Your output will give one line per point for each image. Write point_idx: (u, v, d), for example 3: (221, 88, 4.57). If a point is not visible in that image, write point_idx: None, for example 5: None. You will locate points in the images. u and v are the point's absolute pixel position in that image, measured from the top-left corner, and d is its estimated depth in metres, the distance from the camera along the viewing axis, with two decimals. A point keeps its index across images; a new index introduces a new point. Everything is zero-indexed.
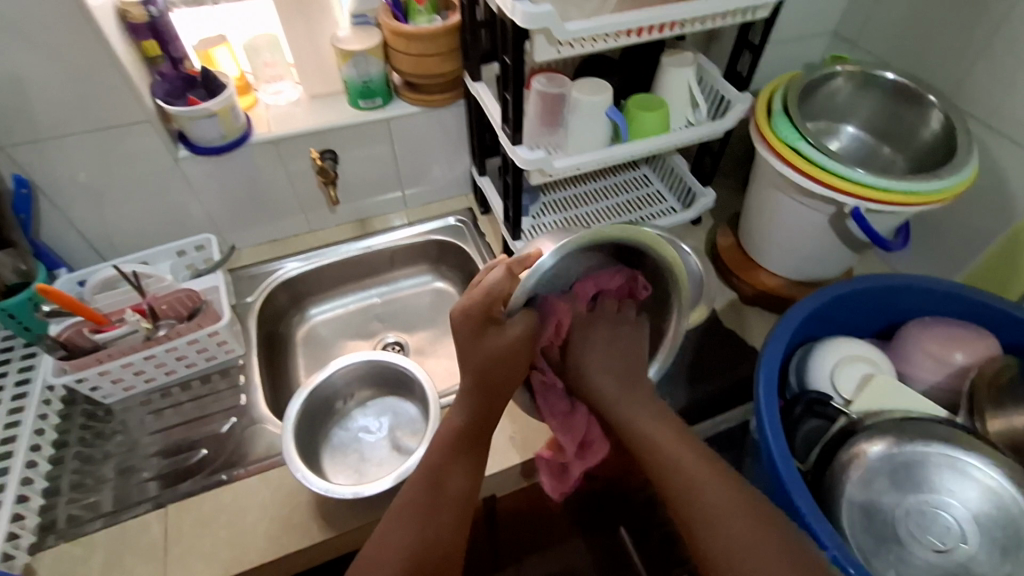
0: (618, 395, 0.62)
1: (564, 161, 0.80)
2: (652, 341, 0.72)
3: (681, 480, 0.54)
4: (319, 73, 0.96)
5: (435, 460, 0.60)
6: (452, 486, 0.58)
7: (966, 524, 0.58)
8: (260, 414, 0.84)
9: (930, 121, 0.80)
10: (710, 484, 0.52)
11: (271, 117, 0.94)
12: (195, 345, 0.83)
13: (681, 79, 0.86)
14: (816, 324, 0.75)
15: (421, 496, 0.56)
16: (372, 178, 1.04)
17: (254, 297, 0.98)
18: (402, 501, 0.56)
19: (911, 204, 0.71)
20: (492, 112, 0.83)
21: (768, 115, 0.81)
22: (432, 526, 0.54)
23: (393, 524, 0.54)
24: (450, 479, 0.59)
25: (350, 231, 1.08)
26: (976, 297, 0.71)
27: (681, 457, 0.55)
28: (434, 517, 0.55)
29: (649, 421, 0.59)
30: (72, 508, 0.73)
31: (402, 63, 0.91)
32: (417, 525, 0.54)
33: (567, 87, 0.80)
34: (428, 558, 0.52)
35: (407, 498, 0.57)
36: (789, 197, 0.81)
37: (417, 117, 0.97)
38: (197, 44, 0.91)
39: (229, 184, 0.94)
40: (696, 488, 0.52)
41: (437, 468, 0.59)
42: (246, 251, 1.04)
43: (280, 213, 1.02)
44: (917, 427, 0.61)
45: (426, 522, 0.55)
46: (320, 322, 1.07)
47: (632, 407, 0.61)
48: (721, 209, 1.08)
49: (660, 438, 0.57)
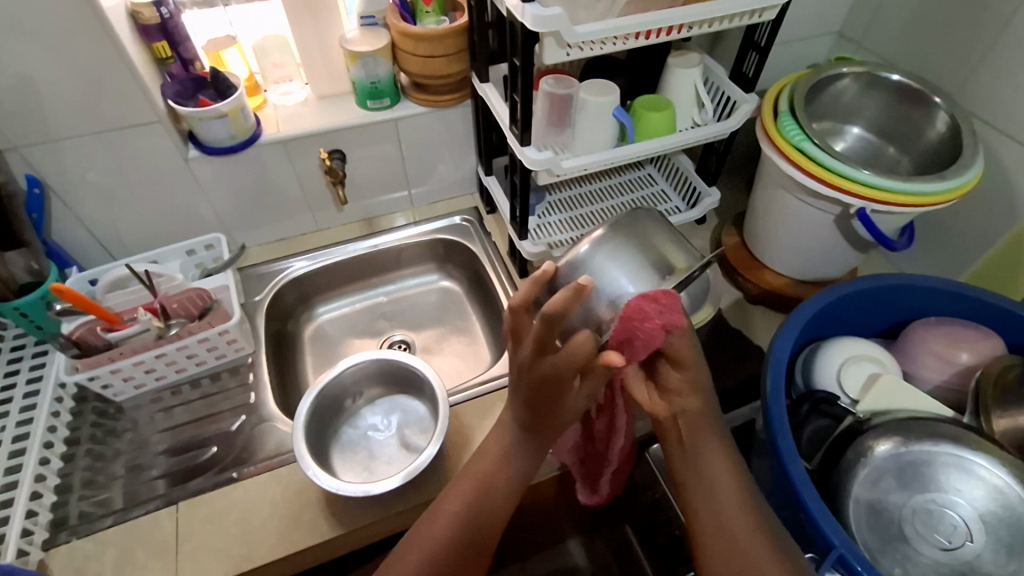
0: (696, 428, 0.59)
1: (572, 161, 0.80)
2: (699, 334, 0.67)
3: (720, 532, 0.55)
4: (327, 73, 0.96)
5: (489, 462, 0.61)
6: (505, 487, 0.61)
7: (972, 523, 0.58)
8: (270, 412, 0.85)
9: (935, 123, 0.81)
10: (753, 547, 0.53)
11: (280, 117, 0.95)
12: (205, 343, 0.84)
13: (687, 80, 0.86)
14: (822, 324, 0.75)
15: (471, 494, 0.59)
16: (380, 177, 1.04)
17: (262, 295, 0.99)
18: (448, 498, 0.60)
19: (917, 205, 0.72)
20: (500, 113, 0.84)
21: (775, 116, 0.81)
22: (475, 524, 0.58)
23: (436, 518, 0.58)
24: (497, 482, 0.61)
25: (357, 230, 1.09)
26: (982, 298, 0.71)
27: (727, 495, 0.57)
28: (481, 515, 0.59)
29: (720, 472, 0.58)
30: (84, 504, 0.74)
31: (410, 64, 0.91)
32: (463, 523, 0.58)
33: (575, 88, 0.81)
34: (461, 555, 0.57)
35: (459, 497, 0.59)
36: (795, 197, 0.82)
37: (424, 118, 0.98)
38: (206, 45, 0.91)
39: (237, 183, 0.94)
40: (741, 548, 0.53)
41: (495, 466, 0.61)
42: (254, 250, 1.05)
43: (288, 213, 1.02)
44: (922, 427, 0.62)
45: (469, 520, 0.58)
46: (327, 321, 1.08)
47: (704, 446, 0.59)
48: (726, 209, 1.09)
49: (722, 490, 0.57)
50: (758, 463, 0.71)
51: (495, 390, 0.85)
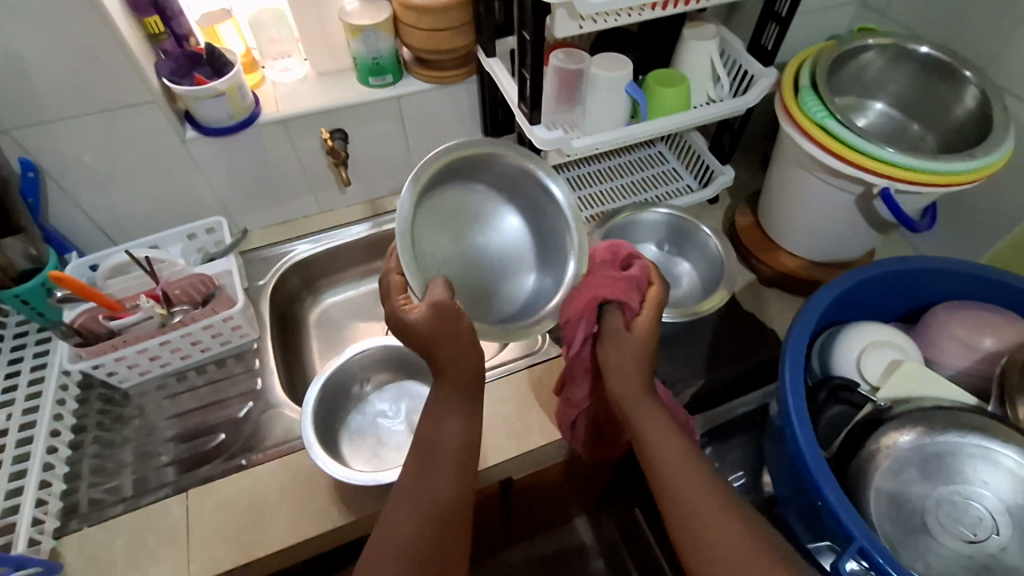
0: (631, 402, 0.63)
1: (583, 140, 0.78)
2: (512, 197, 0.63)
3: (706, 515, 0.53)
4: (327, 49, 0.92)
5: (435, 424, 0.60)
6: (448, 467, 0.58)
7: (999, 516, 0.54)
8: (277, 398, 0.84)
9: (964, 98, 0.76)
10: (699, 506, 0.53)
11: (279, 96, 0.91)
12: (210, 330, 0.82)
13: (703, 53, 0.83)
14: (843, 306, 0.73)
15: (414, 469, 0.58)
16: (383, 158, 1.01)
17: (266, 279, 0.97)
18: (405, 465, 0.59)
19: (941, 184, 0.69)
20: (508, 90, 0.81)
21: (795, 91, 0.78)
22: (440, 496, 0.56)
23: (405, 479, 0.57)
24: (445, 440, 0.59)
25: (361, 212, 1.07)
26: (1009, 281, 0.68)
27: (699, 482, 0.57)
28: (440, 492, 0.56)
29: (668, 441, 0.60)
30: (94, 492, 0.74)
31: (413, 38, 0.87)
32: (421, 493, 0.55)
33: (586, 62, 0.78)
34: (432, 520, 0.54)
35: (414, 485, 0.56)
36: (814, 176, 0.79)
37: (428, 95, 0.95)
38: (200, 20, 0.87)
39: (237, 165, 0.92)
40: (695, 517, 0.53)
41: (429, 435, 0.60)
42: (255, 233, 1.03)
43: (290, 194, 1.00)
44: (947, 417, 0.57)
45: (437, 492, 0.56)
46: (332, 305, 1.07)
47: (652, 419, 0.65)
48: (740, 188, 1.06)
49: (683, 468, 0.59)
50: (773, 450, 0.71)
51: (530, 367, 0.84)
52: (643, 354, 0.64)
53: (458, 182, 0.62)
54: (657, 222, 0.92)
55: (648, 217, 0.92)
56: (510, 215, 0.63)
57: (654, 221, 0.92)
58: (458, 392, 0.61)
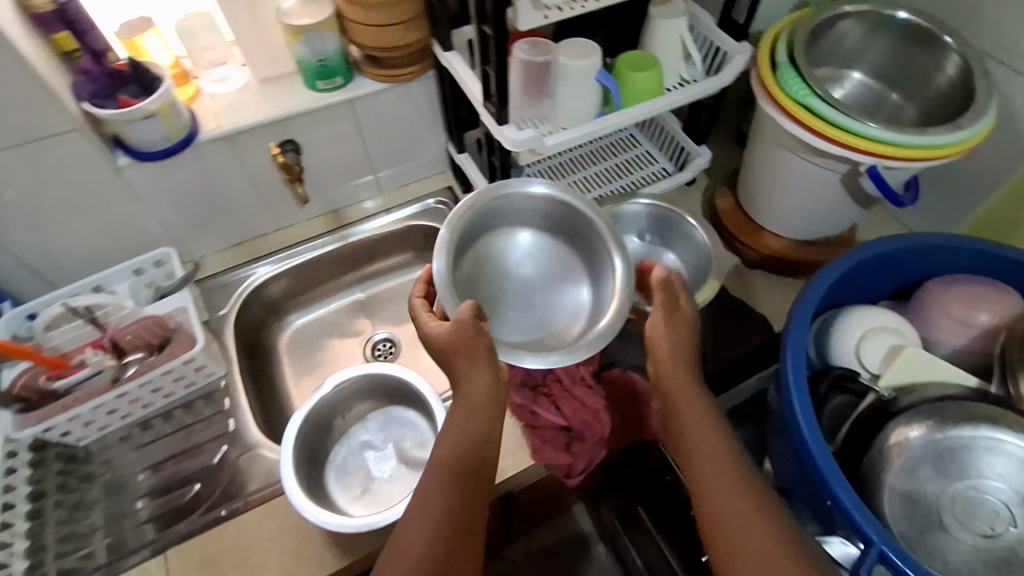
0: (681, 391, 0.59)
1: (556, 137, 0.73)
2: (554, 225, 0.67)
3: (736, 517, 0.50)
4: (267, 53, 0.84)
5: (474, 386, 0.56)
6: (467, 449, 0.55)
7: (1015, 508, 0.53)
8: (254, 438, 0.79)
9: (944, 66, 0.74)
10: (733, 519, 0.50)
11: (218, 109, 0.83)
12: (171, 375, 0.76)
13: (674, 32, 0.78)
14: (836, 291, 0.71)
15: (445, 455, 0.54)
16: (340, 166, 0.95)
17: (228, 308, 0.90)
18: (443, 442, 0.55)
19: (928, 160, 0.66)
20: (470, 87, 0.74)
21: (773, 68, 0.74)
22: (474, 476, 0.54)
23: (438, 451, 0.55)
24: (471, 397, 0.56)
25: (324, 224, 1.00)
26: (1001, 252, 0.67)
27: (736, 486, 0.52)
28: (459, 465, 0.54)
29: (707, 437, 0.55)
30: (63, 564, 0.68)
31: (362, 36, 0.80)
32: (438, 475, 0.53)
33: (552, 52, 0.72)
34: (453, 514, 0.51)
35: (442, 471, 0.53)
36: (797, 156, 0.76)
37: (385, 95, 0.88)
38: (119, 31, 0.77)
39: (181, 189, 0.84)
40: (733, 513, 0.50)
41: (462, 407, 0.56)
42: (210, 259, 0.96)
43: (245, 214, 0.93)
44: (956, 409, 0.56)
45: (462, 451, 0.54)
46: (303, 326, 1.00)
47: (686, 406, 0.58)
48: (717, 168, 1.03)
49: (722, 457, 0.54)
50: (778, 445, 0.69)
51: None
52: (683, 343, 0.61)
53: (501, 219, 0.66)
54: (638, 212, 0.88)
55: (628, 205, 0.87)
56: (533, 238, 0.67)
57: (635, 211, 0.88)
58: (486, 385, 0.57)
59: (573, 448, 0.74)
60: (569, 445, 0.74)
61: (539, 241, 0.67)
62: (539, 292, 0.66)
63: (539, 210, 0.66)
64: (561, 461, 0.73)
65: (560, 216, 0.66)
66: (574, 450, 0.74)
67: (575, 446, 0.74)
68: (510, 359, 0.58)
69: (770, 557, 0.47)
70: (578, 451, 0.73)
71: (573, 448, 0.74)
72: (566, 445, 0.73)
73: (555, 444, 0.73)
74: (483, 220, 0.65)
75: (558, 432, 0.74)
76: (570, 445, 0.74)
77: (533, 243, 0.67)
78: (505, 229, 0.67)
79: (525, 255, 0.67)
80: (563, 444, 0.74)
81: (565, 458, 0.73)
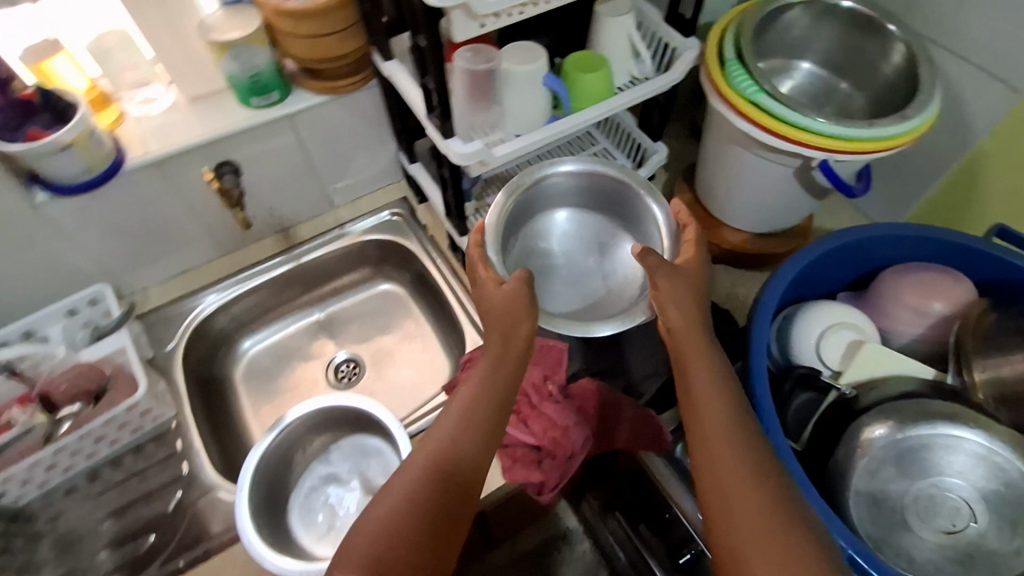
0: (689, 345, 0.56)
1: (505, 147, 0.71)
2: (595, 199, 0.71)
3: (731, 487, 0.49)
4: (194, 70, 0.78)
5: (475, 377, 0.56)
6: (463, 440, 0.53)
7: (974, 503, 0.55)
8: (211, 480, 0.75)
9: (889, 55, 0.74)
10: (728, 490, 0.49)
11: (144, 133, 0.77)
12: (114, 422, 0.71)
13: (620, 30, 0.75)
14: (795, 286, 0.71)
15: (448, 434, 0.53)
16: (285, 183, 0.90)
17: (175, 342, 0.85)
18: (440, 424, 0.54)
19: (877, 151, 0.66)
20: (412, 98, 0.71)
21: (721, 65, 0.73)
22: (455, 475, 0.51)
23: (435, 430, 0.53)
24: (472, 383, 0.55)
25: (273, 245, 0.95)
26: (952, 240, 0.67)
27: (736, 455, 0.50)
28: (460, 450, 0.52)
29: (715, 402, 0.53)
30: None
31: (295, 48, 0.75)
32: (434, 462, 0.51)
33: (495, 59, 0.70)
34: (435, 495, 0.50)
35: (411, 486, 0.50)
36: (750, 152, 0.75)
37: (326, 108, 0.83)
38: (24, 57, 0.71)
39: (111, 220, 0.78)
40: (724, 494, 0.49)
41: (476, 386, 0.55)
42: (152, 290, 0.90)
43: (187, 240, 0.87)
44: (914, 407, 0.57)
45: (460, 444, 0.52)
46: (259, 352, 0.96)
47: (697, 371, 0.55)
48: (674, 163, 1.02)
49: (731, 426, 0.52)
50: None
51: None
52: (694, 310, 0.58)
53: (543, 201, 0.71)
54: None
55: None
56: (571, 215, 0.71)
57: None
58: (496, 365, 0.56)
59: (543, 464, 0.72)
60: (537, 460, 0.72)
61: (577, 216, 0.71)
62: (588, 263, 0.70)
63: (576, 188, 0.70)
64: (530, 477, 0.72)
65: (596, 190, 0.70)
66: (543, 467, 0.72)
67: (542, 461, 0.72)
68: (580, 329, 0.61)
69: (760, 535, 0.46)
70: (545, 467, 0.71)
71: (541, 465, 0.72)
72: (533, 461, 0.72)
73: (523, 462, 0.72)
74: (525, 205, 0.70)
75: (525, 449, 0.73)
76: (538, 461, 0.72)
77: (575, 219, 0.71)
78: (547, 211, 0.71)
79: (569, 232, 0.71)
80: (532, 460, 0.72)
81: (534, 474, 0.72)
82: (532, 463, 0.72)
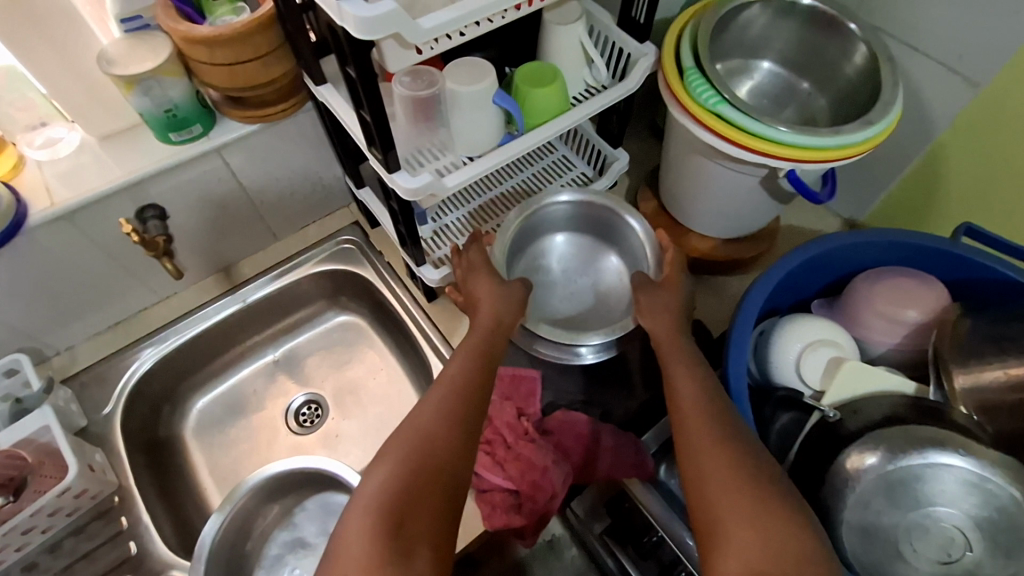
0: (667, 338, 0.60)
1: (458, 175, 0.65)
2: (591, 223, 0.75)
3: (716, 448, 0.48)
4: (102, 106, 0.70)
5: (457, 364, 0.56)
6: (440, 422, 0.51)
7: (968, 531, 0.53)
8: (163, 559, 0.69)
9: (851, 56, 0.71)
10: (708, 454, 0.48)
11: (49, 180, 0.69)
12: (44, 510, 0.65)
13: (571, 38, 0.70)
14: (767, 300, 0.69)
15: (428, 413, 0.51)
16: (221, 219, 0.82)
17: (112, 405, 0.77)
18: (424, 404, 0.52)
19: (844, 158, 0.64)
20: (349, 124, 0.63)
21: (680, 73, 0.69)
22: (436, 473, 0.48)
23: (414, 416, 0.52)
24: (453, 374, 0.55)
25: (215, 286, 0.88)
26: (922, 244, 0.66)
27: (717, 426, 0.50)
28: (436, 441, 0.49)
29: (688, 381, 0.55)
30: None
31: (214, 77, 0.68)
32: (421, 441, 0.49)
33: (438, 80, 0.64)
34: (419, 471, 0.47)
35: (390, 485, 0.46)
36: (715, 163, 0.72)
37: (258, 138, 0.76)
38: None
39: (20, 281, 0.70)
40: (712, 477, 0.47)
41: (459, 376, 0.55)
42: (81, 347, 0.82)
43: (113, 291, 0.79)
44: (902, 434, 0.55)
45: (445, 419, 0.51)
46: (210, 403, 0.89)
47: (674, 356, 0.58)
48: (637, 167, 0.98)
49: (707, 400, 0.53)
50: None
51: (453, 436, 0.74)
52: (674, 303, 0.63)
53: (544, 226, 0.75)
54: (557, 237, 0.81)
55: None
56: (568, 239, 0.76)
57: None
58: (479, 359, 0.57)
59: (522, 508, 0.69)
60: (515, 504, 0.69)
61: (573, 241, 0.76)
62: (581, 284, 0.75)
63: (572, 215, 0.74)
64: (508, 522, 0.68)
65: (592, 216, 0.75)
66: (522, 511, 0.69)
67: (521, 505, 0.69)
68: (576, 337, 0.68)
69: (742, 489, 0.45)
70: (527, 510, 0.68)
71: (519, 508, 0.69)
72: (512, 505, 0.69)
73: (501, 507, 0.68)
74: (527, 230, 0.73)
75: (502, 494, 0.69)
76: (517, 505, 0.69)
77: (571, 242, 0.76)
78: (546, 235, 0.75)
79: (566, 254, 0.76)
80: (511, 504, 0.69)
81: (512, 518, 0.68)
82: (509, 507, 0.69)
